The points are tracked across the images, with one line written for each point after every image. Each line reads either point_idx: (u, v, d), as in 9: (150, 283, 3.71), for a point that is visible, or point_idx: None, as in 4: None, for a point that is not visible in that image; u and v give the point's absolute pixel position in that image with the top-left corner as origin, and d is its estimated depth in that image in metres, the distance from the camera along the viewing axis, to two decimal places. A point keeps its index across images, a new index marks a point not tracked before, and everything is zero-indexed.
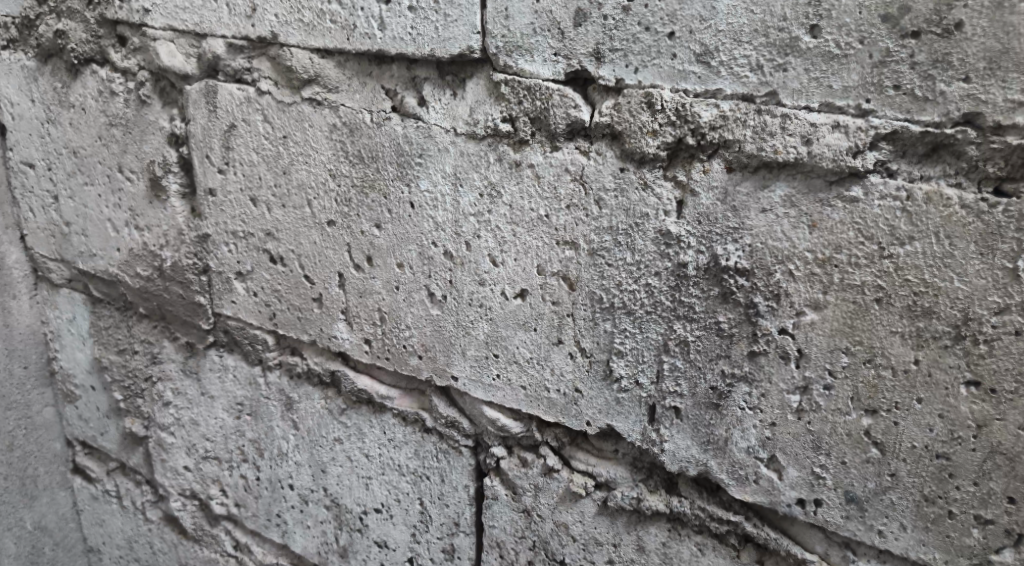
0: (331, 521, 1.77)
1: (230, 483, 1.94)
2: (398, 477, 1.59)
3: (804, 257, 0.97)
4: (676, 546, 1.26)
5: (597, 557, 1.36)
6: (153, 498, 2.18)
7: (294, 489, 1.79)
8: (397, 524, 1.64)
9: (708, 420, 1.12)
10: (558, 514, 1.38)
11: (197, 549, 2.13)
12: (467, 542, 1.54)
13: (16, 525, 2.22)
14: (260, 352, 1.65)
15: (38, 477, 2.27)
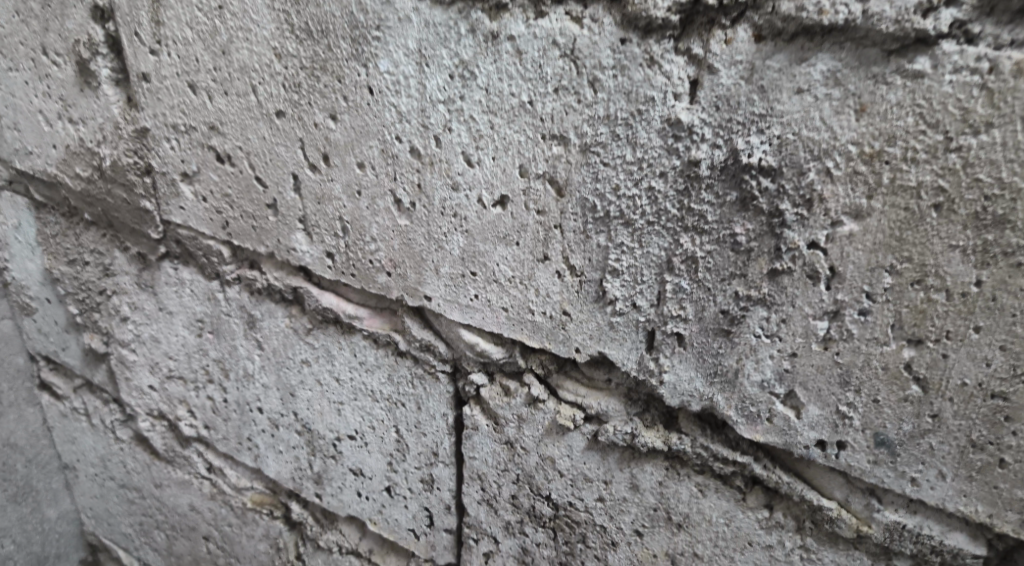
0: (303, 447, 1.64)
1: (197, 405, 1.79)
2: (372, 403, 1.44)
3: (846, 151, 0.80)
4: (673, 486, 1.12)
5: (587, 495, 1.23)
6: (121, 417, 2.05)
7: (263, 412, 1.66)
8: (372, 451, 1.51)
9: (717, 349, 0.95)
10: (544, 447, 1.24)
11: (171, 470, 2.02)
12: (446, 474, 1.41)
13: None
14: (216, 265, 1.49)
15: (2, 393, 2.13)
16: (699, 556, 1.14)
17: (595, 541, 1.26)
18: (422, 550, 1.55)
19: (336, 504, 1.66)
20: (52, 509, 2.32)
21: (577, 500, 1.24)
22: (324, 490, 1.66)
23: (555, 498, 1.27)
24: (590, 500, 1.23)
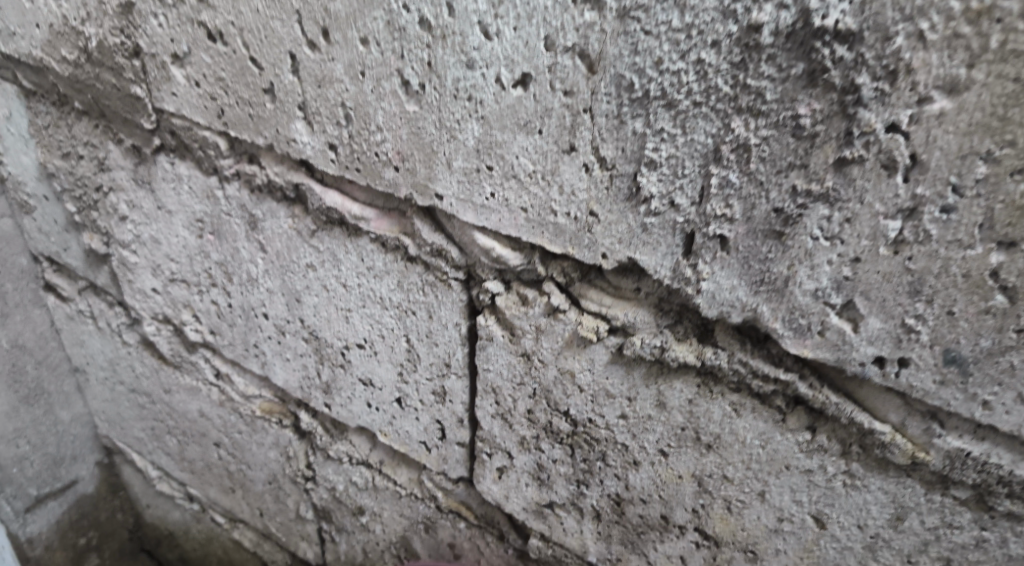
0: (311, 356, 1.56)
1: (202, 310, 1.71)
2: (381, 312, 1.35)
3: (945, 10, 0.68)
4: (704, 405, 1.02)
5: (608, 412, 1.14)
6: (127, 321, 1.98)
7: (269, 319, 1.57)
8: (381, 362, 1.43)
9: (766, 253, 0.84)
10: (563, 361, 1.14)
11: (179, 375, 1.96)
12: (459, 386, 1.33)
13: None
14: (214, 159, 1.38)
15: (8, 294, 2.03)
16: (729, 479, 1.06)
17: (616, 459, 1.19)
18: (434, 463, 1.49)
19: (345, 415, 1.60)
20: (66, 412, 2.28)
21: (598, 417, 1.16)
22: (333, 399, 1.59)
23: (574, 414, 1.19)
24: (611, 418, 1.15)
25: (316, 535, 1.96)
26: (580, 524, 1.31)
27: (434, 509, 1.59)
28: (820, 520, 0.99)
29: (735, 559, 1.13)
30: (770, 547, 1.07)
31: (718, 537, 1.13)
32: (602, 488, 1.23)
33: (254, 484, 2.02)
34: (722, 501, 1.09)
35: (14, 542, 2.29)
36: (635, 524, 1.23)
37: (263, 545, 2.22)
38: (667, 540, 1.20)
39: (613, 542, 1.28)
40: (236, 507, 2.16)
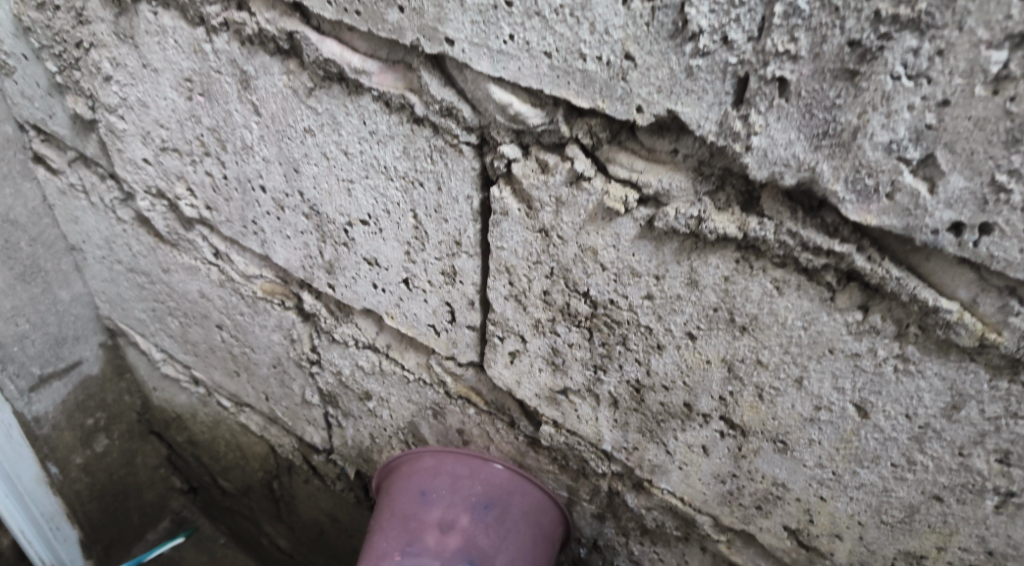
0: (312, 233, 1.44)
1: (196, 183, 1.60)
2: (386, 183, 1.23)
3: None
4: (742, 283, 0.93)
5: (632, 293, 1.04)
6: (121, 196, 1.87)
7: (267, 192, 1.45)
8: (387, 240, 1.31)
9: (832, 99, 0.74)
10: (585, 236, 1.04)
11: (177, 254, 1.86)
12: (470, 266, 1.23)
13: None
14: (201, 7, 1.26)
15: None
16: (763, 363, 0.97)
17: (638, 344, 1.10)
18: (443, 348, 1.40)
19: (350, 298, 1.48)
20: (65, 291, 2.16)
21: (620, 299, 1.06)
22: (337, 282, 1.48)
23: (595, 296, 1.09)
24: (635, 299, 1.05)
25: (323, 420, 1.90)
26: (596, 411, 1.23)
27: (442, 396, 1.50)
28: (863, 409, 0.92)
29: (762, 450, 1.06)
30: (803, 437, 1.00)
31: (745, 426, 1.05)
32: (621, 374, 1.15)
33: (259, 368, 1.95)
34: (753, 387, 1.01)
35: (19, 421, 2.18)
36: (655, 412, 1.15)
37: (270, 429, 2.15)
38: (690, 429, 1.12)
39: (629, 430, 1.21)
40: (242, 391, 2.10)
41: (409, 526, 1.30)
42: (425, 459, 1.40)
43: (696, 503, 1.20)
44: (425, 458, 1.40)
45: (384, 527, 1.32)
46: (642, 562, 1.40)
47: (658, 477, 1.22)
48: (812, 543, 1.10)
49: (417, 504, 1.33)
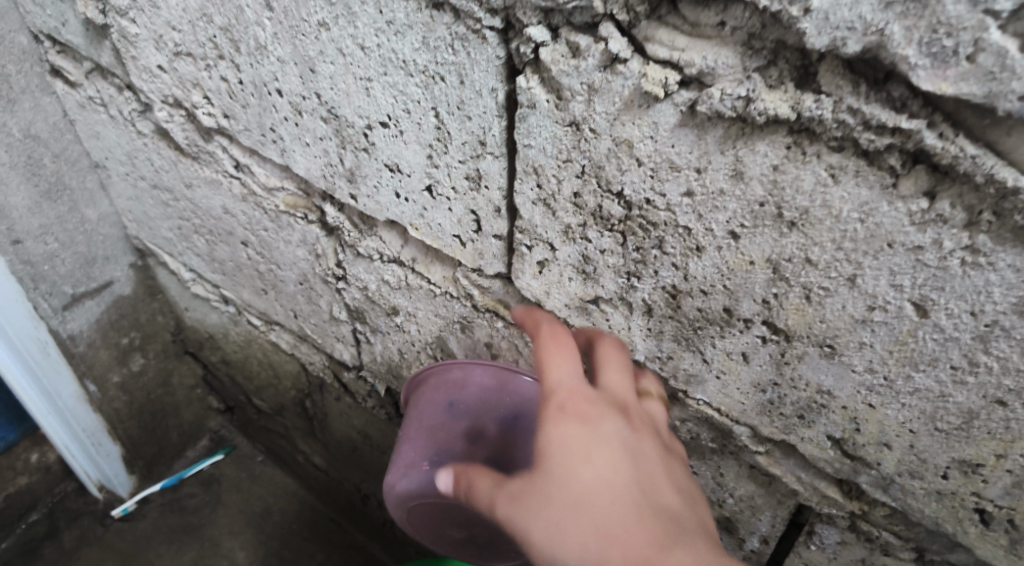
0: (332, 139, 1.37)
1: (212, 89, 1.53)
2: (405, 79, 1.15)
3: None
4: (794, 172, 0.85)
5: (671, 189, 0.96)
6: (139, 108, 1.78)
7: (284, 96, 1.38)
8: (408, 143, 1.24)
9: None
10: (619, 128, 0.95)
11: (198, 168, 1.79)
12: (496, 168, 1.15)
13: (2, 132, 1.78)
14: None
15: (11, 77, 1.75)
16: (812, 262, 0.90)
17: (675, 246, 1.01)
18: (470, 260, 1.33)
19: (373, 208, 1.42)
20: (92, 210, 2.09)
21: (658, 197, 0.98)
22: (360, 191, 1.41)
23: (629, 195, 1.01)
24: (674, 197, 0.97)
25: (351, 337, 1.84)
26: (628, 321, 1.15)
27: (470, 309, 1.44)
28: (922, 307, 0.86)
29: (807, 356, 0.99)
30: (853, 340, 0.93)
31: (789, 331, 0.98)
32: (656, 280, 1.07)
33: (285, 285, 1.89)
34: (800, 289, 0.93)
35: (54, 339, 2.15)
36: (692, 319, 1.07)
37: (300, 347, 2.11)
38: (729, 336, 1.04)
39: (664, 339, 1.12)
40: (271, 309, 2.03)
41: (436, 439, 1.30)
42: (455, 371, 1.32)
43: (734, 414, 1.14)
44: (455, 370, 1.33)
45: (414, 437, 1.33)
46: None
47: (694, 387, 1.15)
48: (858, 454, 1.04)
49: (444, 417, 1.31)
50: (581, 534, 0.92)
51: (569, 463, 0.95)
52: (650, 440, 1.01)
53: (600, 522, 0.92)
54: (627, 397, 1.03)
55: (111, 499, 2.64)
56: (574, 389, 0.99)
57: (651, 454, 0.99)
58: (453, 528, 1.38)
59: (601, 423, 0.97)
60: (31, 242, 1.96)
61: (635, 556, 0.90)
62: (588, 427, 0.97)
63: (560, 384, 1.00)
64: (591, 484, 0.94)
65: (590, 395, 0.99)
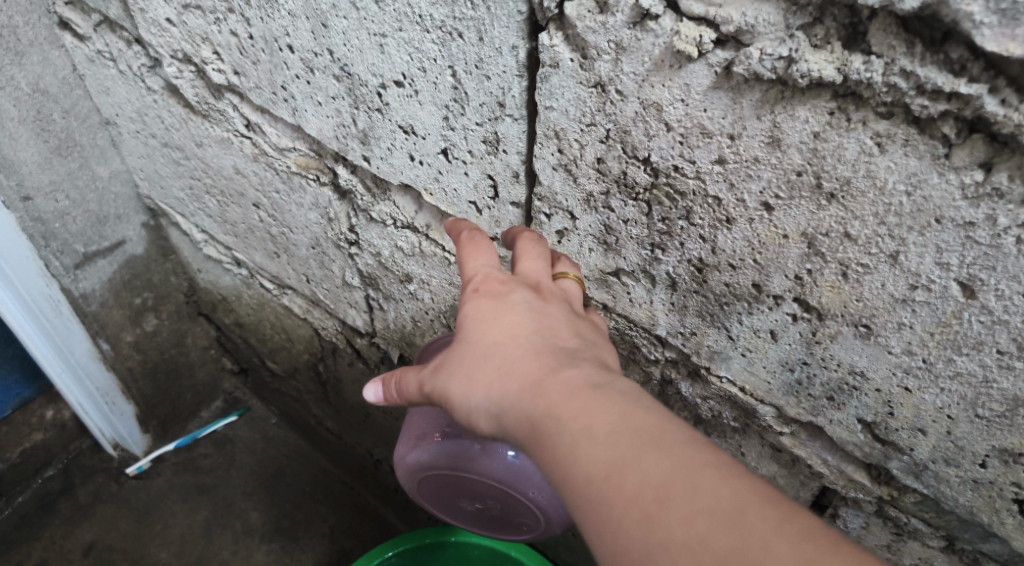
0: (345, 99, 1.31)
1: (222, 44, 1.47)
2: (421, 36, 1.09)
3: None
4: (836, 140, 0.79)
5: (701, 157, 0.90)
6: (149, 63, 1.72)
7: (295, 52, 1.32)
8: (423, 104, 1.18)
9: None
10: (647, 90, 0.89)
11: (209, 127, 1.74)
12: (515, 132, 1.09)
13: (9, 86, 1.73)
14: None
15: (19, 29, 1.69)
16: (851, 237, 0.84)
17: (703, 217, 0.96)
18: (486, 228, 1.27)
19: (387, 171, 1.37)
20: (103, 168, 2.05)
21: (687, 165, 0.92)
22: (373, 153, 1.36)
23: (656, 162, 0.95)
24: (705, 165, 0.91)
25: (365, 303, 1.80)
26: (650, 294, 1.10)
27: None
28: (969, 288, 0.80)
29: (841, 335, 0.93)
30: (891, 321, 0.88)
31: (823, 309, 0.92)
32: (682, 253, 1.01)
33: (297, 249, 1.85)
34: (836, 265, 0.88)
35: (66, 297, 2.13)
36: (718, 295, 1.01)
37: (313, 311, 2.07)
38: (757, 313, 0.99)
39: (688, 314, 1.07)
40: (283, 273, 2.00)
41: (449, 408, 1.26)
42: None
43: (759, 393, 1.08)
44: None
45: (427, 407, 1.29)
46: None
47: (718, 364, 1.10)
48: (890, 438, 0.99)
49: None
50: (492, 385, 0.89)
51: (480, 327, 0.93)
52: (565, 308, 0.97)
53: (509, 366, 0.89)
54: (543, 277, 1.00)
55: (125, 457, 2.64)
56: (489, 274, 0.98)
57: (566, 319, 0.95)
58: (464, 501, 1.34)
59: (510, 294, 0.95)
60: (41, 199, 1.92)
61: (539, 390, 0.86)
62: (497, 297, 0.95)
63: (473, 273, 0.98)
64: (501, 338, 0.91)
65: (503, 279, 0.97)
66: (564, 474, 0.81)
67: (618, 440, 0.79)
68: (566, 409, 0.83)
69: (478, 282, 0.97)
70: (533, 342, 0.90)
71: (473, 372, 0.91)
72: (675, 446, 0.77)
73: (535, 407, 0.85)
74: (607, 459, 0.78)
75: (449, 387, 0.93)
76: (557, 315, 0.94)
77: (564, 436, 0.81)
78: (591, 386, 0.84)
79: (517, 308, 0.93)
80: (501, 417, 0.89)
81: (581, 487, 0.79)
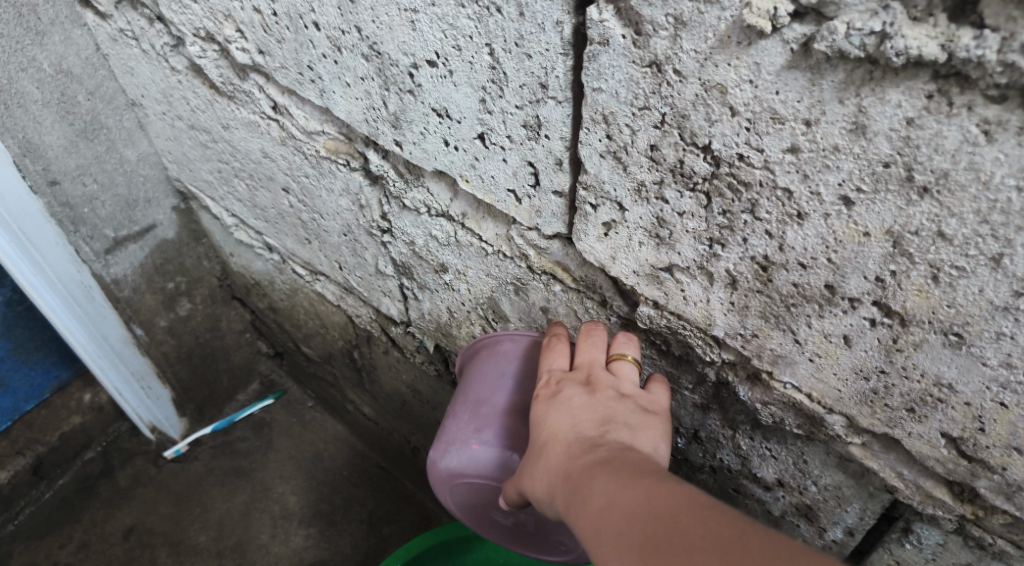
0: (374, 80, 1.23)
1: (245, 22, 1.40)
2: (455, 11, 1.00)
3: None
4: (934, 127, 0.69)
5: (770, 145, 0.81)
6: (171, 42, 1.65)
7: (322, 30, 1.24)
8: (459, 85, 1.09)
9: None
10: (709, 70, 0.80)
11: (235, 109, 1.67)
12: (558, 116, 1.00)
13: (31, 67, 1.68)
14: None
15: (39, 8, 1.64)
16: (946, 237, 0.74)
17: (770, 211, 0.86)
18: (525, 218, 1.19)
19: (419, 156, 1.28)
20: (130, 150, 1.99)
21: (754, 153, 0.83)
22: (405, 137, 1.27)
23: (718, 150, 0.85)
24: (775, 154, 0.81)
25: (399, 292, 1.73)
26: (707, 292, 1.01)
27: (524, 270, 1.30)
28: None
29: (927, 343, 0.84)
30: (988, 330, 0.78)
31: (907, 314, 0.83)
32: (744, 250, 0.92)
33: (329, 235, 1.78)
34: (926, 267, 0.78)
35: (98, 283, 2.10)
36: (785, 295, 0.92)
37: (346, 299, 2.01)
38: (829, 316, 0.90)
39: (749, 316, 0.98)
40: (315, 259, 1.94)
41: (479, 413, 1.19)
42: (506, 343, 1.23)
43: (828, 400, 0.99)
44: (506, 342, 1.23)
45: (456, 411, 1.22)
46: (751, 459, 1.21)
47: (781, 369, 1.00)
48: (978, 456, 0.90)
49: (492, 391, 1.19)
50: (543, 469, 0.94)
51: (538, 419, 0.99)
52: (621, 396, 0.99)
53: (549, 453, 0.95)
54: (596, 364, 1.04)
55: (163, 441, 2.62)
56: (550, 375, 1.05)
57: (615, 405, 0.97)
58: (499, 515, 1.27)
59: (563, 388, 1.01)
60: (69, 183, 1.88)
61: (577, 471, 0.89)
62: (551, 396, 1.00)
63: (542, 375, 1.06)
64: (548, 431, 0.97)
65: (560, 377, 1.03)
66: (578, 534, 0.85)
67: (619, 496, 0.82)
68: (586, 479, 0.87)
69: (541, 385, 1.05)
70: (573, 429, 0.95)
71: (527, 464, 0.98)
72: (665, 496, 0.79)
73: (573, 485, 0.88)
74: (608, 515, 0.81)
75: (516, 481, 1.00)
76: (608, 403, 0.97)
77: (579, 501, 0.86)
78: (611, 459, 0.88)
79: (563, 403, 0.99)
80: (549, 498, 0.93)
81: (589, 543, 0.83)
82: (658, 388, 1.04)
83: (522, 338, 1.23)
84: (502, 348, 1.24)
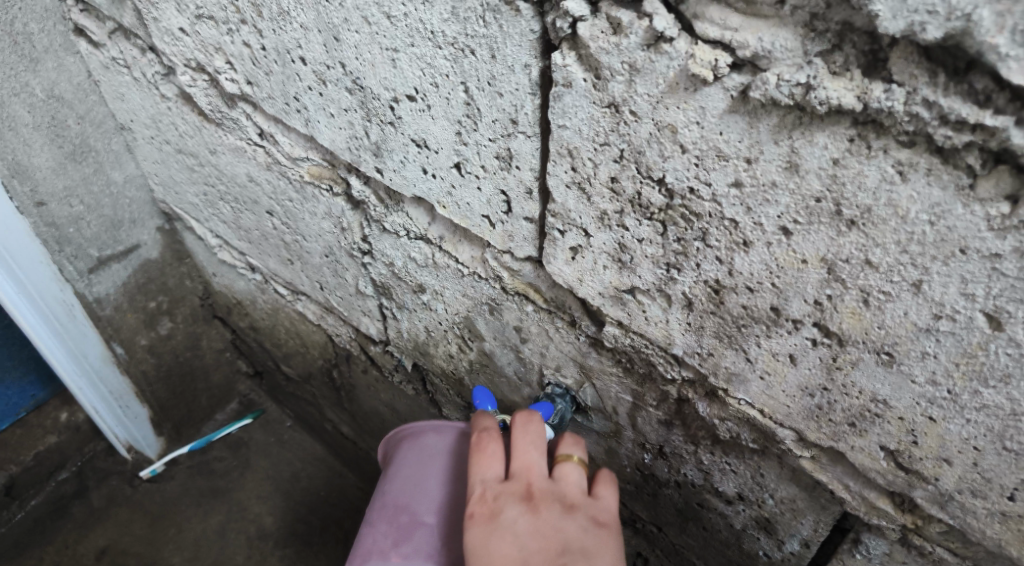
0: (357, 111, 1.30)
1: (235, 55, 1.47)
2: (433, 52, 1.08)
3: None
4: (856, 167, 0.77)
5: (717, 180, 0.89)
6: (162, 71, 1.72)
7: (308, 64, 1.31)
8: (436, 119, 1.17)
9: None
10: (661, 111, 0.88)
11: (222, 135, 1.74)
12: (528, 148, 1.08)
13: (23, 92, 1.74)
14: None
15: (33, 36, 1.70)
16: (872, 264, 0.82)
17: (720, 239, 0.94)
18: (499, 242, 1.26)
19: (399, 183, 1.36)
20: (117, 173, 2.05)
21: (702, 187, 0.91)
22: (385, 165, 1.35)
23: (671, 183, 0.94)
24: (721, 189, 0.89)
25: (378, 312, 1.79)
26: (667, 313, 1.08)
27: (498, 291, 1.37)
28: (995, 320, 0.77)
29: (862, 362, 0.91)
30: (914, 349, 0.85)
31: (843, 335, 0.90)
32: (697, 274, 1.00)
33: (311, 257, 1.84)
34: (857, 292, 0.85)
35: (80, 302, 2.14)
36: (735, 316, 1.00)
37: (327, 318, 2.07)
38: (775, 336, 0.97)
39: (705, 335, 1.06)
40: (297, 280, 2.00)
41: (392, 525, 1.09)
42: (424, 436, 1.17)
43: (778, 416, 1.06)
44: (425, 434, 1.17)
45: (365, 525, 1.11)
46: (713, 473, 1.28)
47: (735, 386, 1.08)
48: (914, 467, 0.95)
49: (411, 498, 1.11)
50: None
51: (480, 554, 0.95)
52: (563, 513, 0.99)
53: None
54: (534, 472, 1.02)
55: (139, 459, 2.64)
56: (483, 491, 1.01)
57: (561, 527, 0.97)
58: None
59: (502, 512, 0.98)
60: (55, 205, 1.93)
61: None
62: (491, 521, 0.97)
63: (473, 487, 1.02)
64: None
65: (496, 494, 1.00)
66: None
67: None
68: None
69: (475, 501, 1.00)
70: None
71: None
72: None
73: None
74: None
75: None
76: (551, 525, 0.97)
77: None
78: None
79: (508, 531, 0.96)
80: None
81: None
82: (602, 489, 1.05)
83: (445, 430, 1.17)
84: (421, 445, 1.16)
